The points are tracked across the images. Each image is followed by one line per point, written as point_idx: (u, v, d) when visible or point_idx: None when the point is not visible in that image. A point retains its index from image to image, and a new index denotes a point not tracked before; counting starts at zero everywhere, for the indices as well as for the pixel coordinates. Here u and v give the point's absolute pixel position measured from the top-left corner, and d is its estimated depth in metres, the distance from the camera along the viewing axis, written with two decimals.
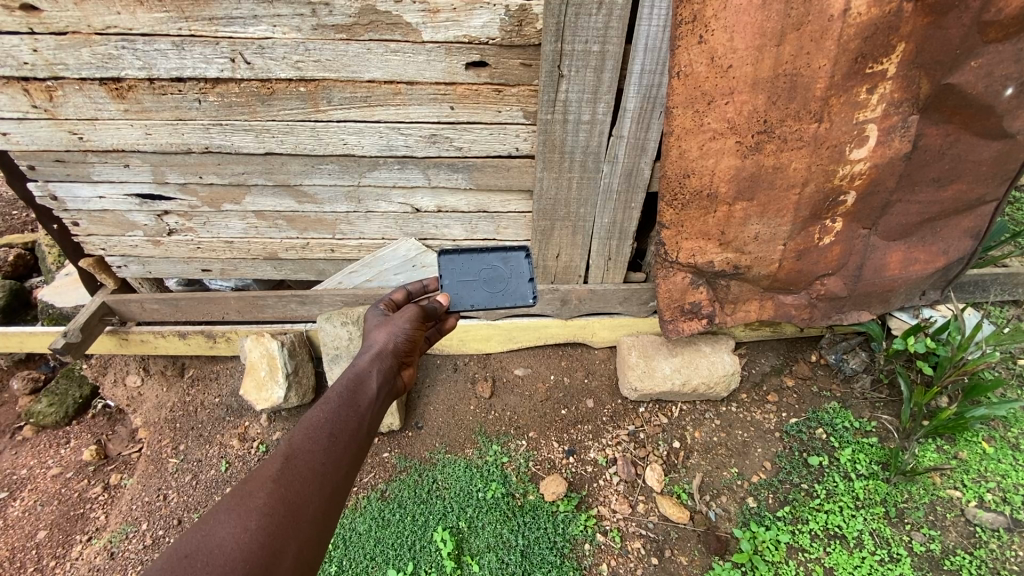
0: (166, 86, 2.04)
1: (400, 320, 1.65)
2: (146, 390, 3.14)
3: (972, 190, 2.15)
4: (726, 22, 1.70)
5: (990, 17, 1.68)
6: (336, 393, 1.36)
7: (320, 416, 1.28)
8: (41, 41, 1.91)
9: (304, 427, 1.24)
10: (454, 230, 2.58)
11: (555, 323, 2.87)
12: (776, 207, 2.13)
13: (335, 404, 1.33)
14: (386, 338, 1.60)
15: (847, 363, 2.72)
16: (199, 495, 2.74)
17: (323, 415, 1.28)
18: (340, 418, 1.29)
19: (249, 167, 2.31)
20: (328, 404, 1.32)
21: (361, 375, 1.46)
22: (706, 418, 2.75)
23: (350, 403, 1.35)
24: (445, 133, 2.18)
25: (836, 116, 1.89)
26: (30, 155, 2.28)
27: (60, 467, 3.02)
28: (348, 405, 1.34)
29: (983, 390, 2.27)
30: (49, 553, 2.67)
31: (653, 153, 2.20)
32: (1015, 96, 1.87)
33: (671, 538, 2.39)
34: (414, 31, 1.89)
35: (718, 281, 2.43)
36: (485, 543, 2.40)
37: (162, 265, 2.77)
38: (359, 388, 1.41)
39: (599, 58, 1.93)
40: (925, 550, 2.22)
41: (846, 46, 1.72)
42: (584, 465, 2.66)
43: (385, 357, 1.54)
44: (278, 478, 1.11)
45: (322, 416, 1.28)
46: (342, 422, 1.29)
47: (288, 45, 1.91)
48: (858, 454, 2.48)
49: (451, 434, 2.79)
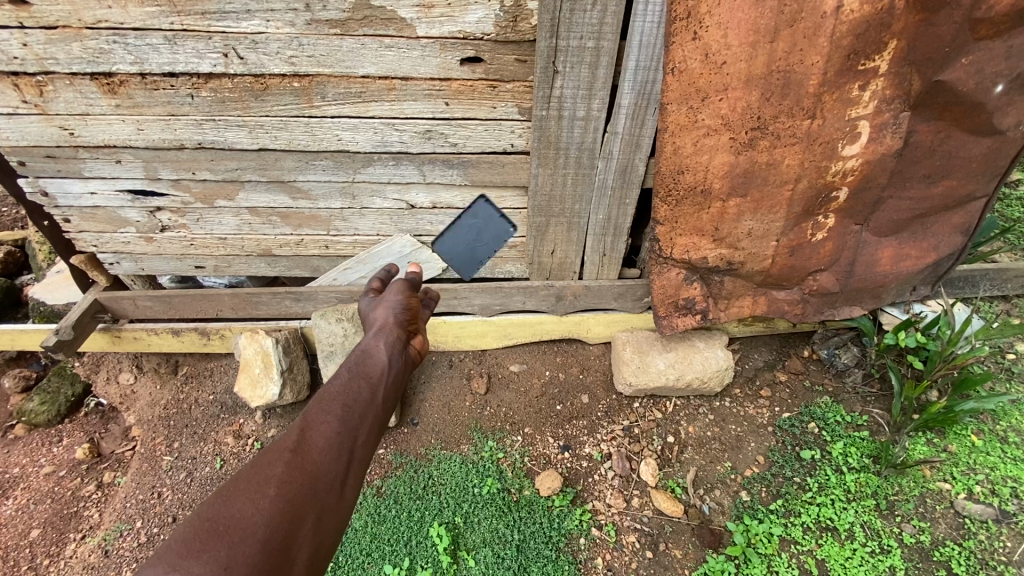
0: (158, 81, 2.03)
1: (391, 296, 1.67)
2: (140, 388, 3.13)
3: (962, 186, 2.17)
4: (720, 19, 1.71)
5: (980, 15, 1.70)
6: (347, 367, 1.39)
7: (334, 388, 1.30)
8: (32, 35, 1.89)
9: (318, 401, 1.25)
10: (449, 226, 2.58)
11: (550, 320, 2.89)
12: (769, 204, 2.15)
13: (348, 376, 1.35)
14: (385, 314, 1.62)
15: (839, 357, 2.75)
16: (194, 493, 2.73)
17: (336, 389, 1.29)
18: (354, 390, 1.31)
19: (242, 163, 2.30)
20: (340, 377, 1.34)
21: (371, 348, 1.48)
22: (700, 413, 2.77)
23: (363, 375, 1.37)
24: (439, 129, 2.17)
25: (829, 113, 1.90)
26: (20, 151, 2.26)
27: (52, 466, 2.99)
28: (361, 376, 1.36)
29: (973, 384, 2.30)
30: (42, 552, 2.66)
31: (647, 150, 2.21)
32: (1005, 92, 1.89)
33: (666, 532, 2.41)
34: (409, 26, 1.88)
35: (712, 277, 2.45)
36: (481, 538, 2.41)
37: (154, 262, 2.75)
38: (371, 359, 1.43)
39: (593, 55, 1.93)
40: (915, 541, 2.25)
41: (839, 43, 1.73)
42: (579, 460, 2.68)
43: (390, 326, 1.57)
44: (294, 449, 1.13)
45: (336, 390, 1.30)
46: (356, 394, 1.30)
47: (281, 40, 1.91)
48: (850, 447, 2.51)
49: (447, 431, 2.79)
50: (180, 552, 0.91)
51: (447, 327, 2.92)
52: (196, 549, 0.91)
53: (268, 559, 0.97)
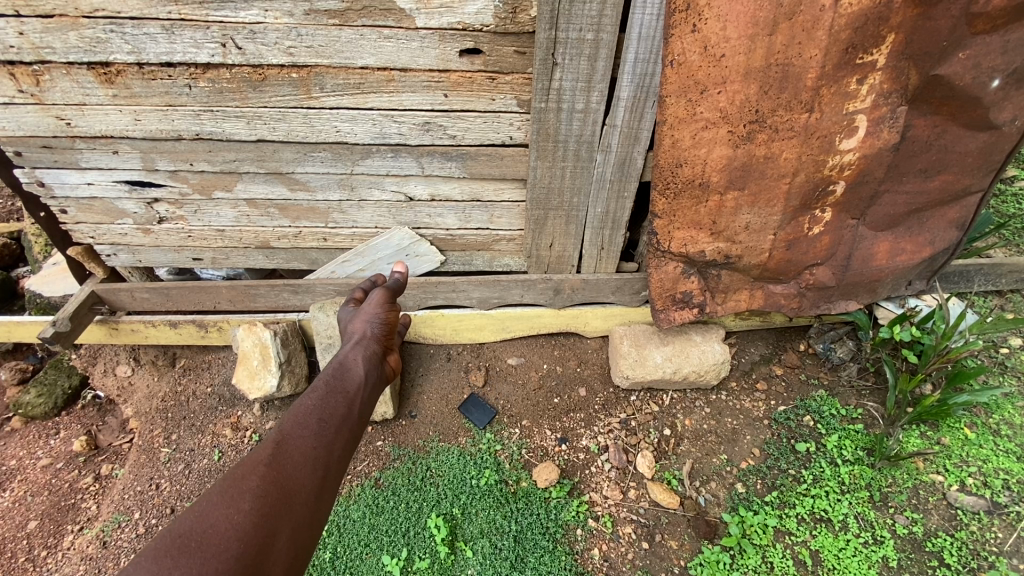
0: (155, 71, 2.02)
1: (371, 308, 1.90)
2: (137, 380, 3.13)
3: (958, 181, 2.19)
4: (719, 11, 1.71)
5: (978, 9, 1.71)
6: (322, 383, 1.48)
7: (309, 404, 1.38)
8: (27, 23, 1.87)
9: (293, 416, 1.33)
10: (447, 220, 2.59)
11: (548, 313, 2.90)
12: (767, 197, 2.16)
13: (322, 392, 1.44)
14: (364, 326, 1.82)
15: (835, 352, 2.76)
16: (192, 484, 2.74)
17: (311, 405, 1.38)
18: (328, 406, 1.39)
19: (240, 155, 2.29)
20: (315, 393, 1.43)
21: (346, 365, 1.60)
22: (696, 406, 2.79)
23: (336, 391, 1.46)
24: (438, 121, 2.18)
25: (826, 106, 1.91)
26: (16, 141, 2.24)
27: (49, 458, 2.99)
28: (335, 391, 1.46)
29: (966, 378, 2.32)
30: (40, 543, 2.66)
31: (646, 143, 2.21)
32: (1001, 87, 1.90)
33: (661, 523, 2.43)
34: (408, 17, 1.88)
35: (709, 270, 2.46)
36: (478, 529, 2.43)
37: (151, 254, 2.75)
38: (346, 375, 1.54)
39: (593, 46, 1.93)
40: (908, 532, 2.28)
41: (837, 36, 1.74)
42: (576, 452, 2.69)
43: (368, 340, 1.75)
44: (270, 462, 1.19)
45: (311, 405, 1.38)
46: (330, 409, 1.38)
47: (280, 30, 1.90)
48: (845, 440, 2.53)
49: (444, 423, 2.80)
50: (152, 568, 0.96)
51: (445, 321, 2.92)
52: (168, 564, 0.96)
53: (242, 571, 1.02)
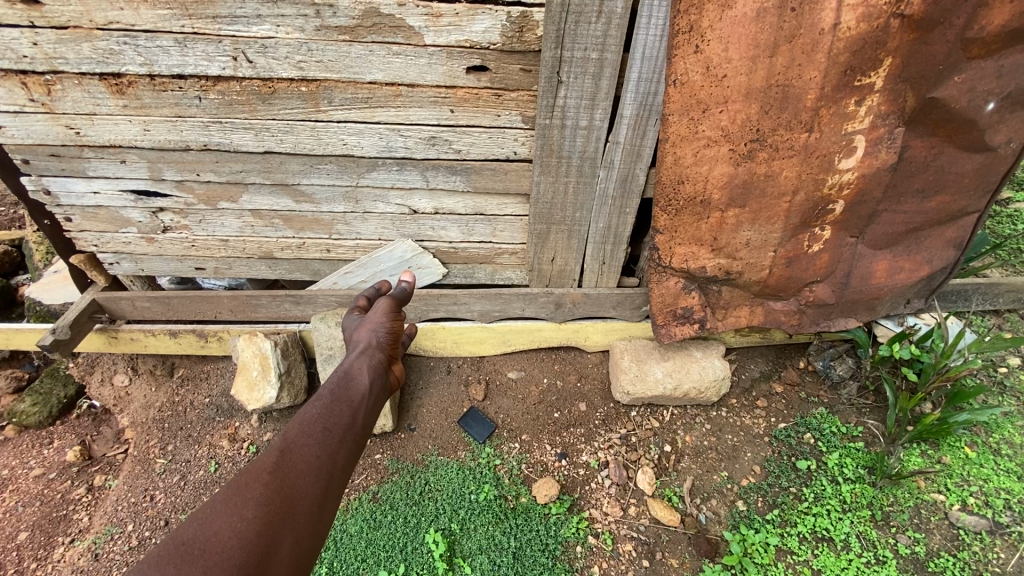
0: (166, 83, 2.05)
1: (375, 318, 1.88)
2: (134, 390, 3.10)
3: (955, 202, 2.22)
4: (720, 33, 1.75)
5: (972, 34, 1.75)
6: (327, 392, 1.47)
7: (313, 413, 1.37)
8: (42, 34, 1.90)
9: (297, 425, 1.32)
10: (450, 232, 2.61)
11: (549, 327, 2.90)
12: (767, 214, 2.19)
13: (327, 400, 1.43)
14: (368, 335, 1.81)
15: (835, 369, 2.77)
16: (187, 496, 2.71)
17: (315, 413, 1.37)
18: (333, 415, 1.39)
19: (246, 166, 2.31)
20: (319, 401, 1.42)
21: (351, 375, 1.59)
22: (696, 422, 2.78)
23: (341, 400, 1.45)
24: (444, 136, 2.21)
25: (826, 127, 1.94)
26: (24, 149, 2.26)
27: (42, 468, 2.96)
28: (339, 401, 1.45)
29: (966, 396, 2.32)
30: (30, 555, 2.62)
31: (647, 160, 2.25)
32: (995, 111, 1.94)
33: (662, 540, 2.42)
34: (416, 34, 1.91)
35: (709, 286, 2.48)
36: (476, 545, 2.40)
37: (154, 263, 2.75)
38: (350, 385, 1.53)
39: (597, 65, 1.97)
40: (910, 552, 2.26)
41: (836, 59, 1.78)
42: (576, 468, 2.68)
43: (371, 350, 1.74)
44: (273, 471, 1.18)
45: (315, 413, 1.37)
46: (334, 419, 1.38)
47: (291, 45, 1.93)
48: (846, 458, 2.52)
49: (443, 436, 2.79)
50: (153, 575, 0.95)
51: (445, 333, 2.93)
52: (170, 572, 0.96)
53: None
